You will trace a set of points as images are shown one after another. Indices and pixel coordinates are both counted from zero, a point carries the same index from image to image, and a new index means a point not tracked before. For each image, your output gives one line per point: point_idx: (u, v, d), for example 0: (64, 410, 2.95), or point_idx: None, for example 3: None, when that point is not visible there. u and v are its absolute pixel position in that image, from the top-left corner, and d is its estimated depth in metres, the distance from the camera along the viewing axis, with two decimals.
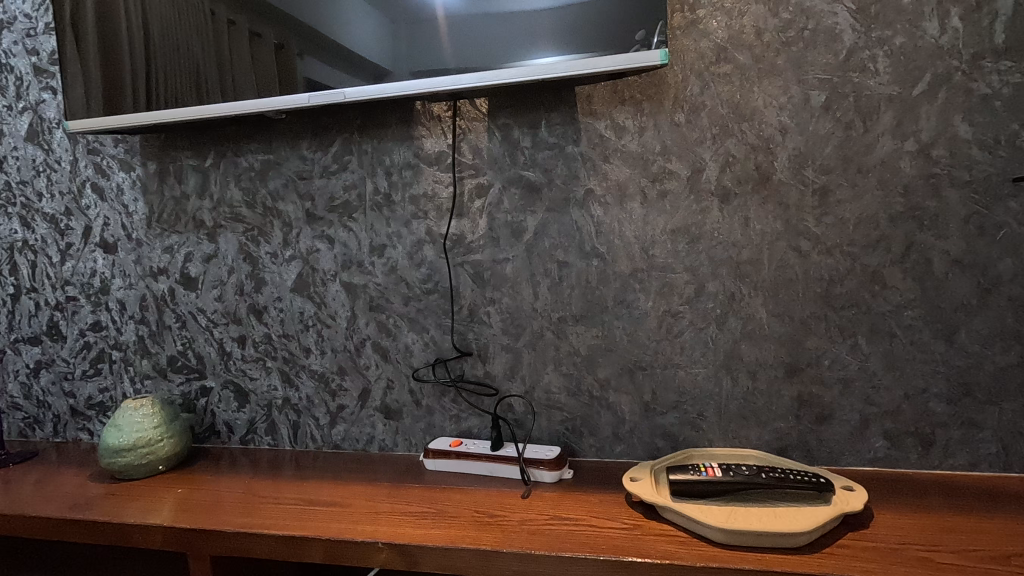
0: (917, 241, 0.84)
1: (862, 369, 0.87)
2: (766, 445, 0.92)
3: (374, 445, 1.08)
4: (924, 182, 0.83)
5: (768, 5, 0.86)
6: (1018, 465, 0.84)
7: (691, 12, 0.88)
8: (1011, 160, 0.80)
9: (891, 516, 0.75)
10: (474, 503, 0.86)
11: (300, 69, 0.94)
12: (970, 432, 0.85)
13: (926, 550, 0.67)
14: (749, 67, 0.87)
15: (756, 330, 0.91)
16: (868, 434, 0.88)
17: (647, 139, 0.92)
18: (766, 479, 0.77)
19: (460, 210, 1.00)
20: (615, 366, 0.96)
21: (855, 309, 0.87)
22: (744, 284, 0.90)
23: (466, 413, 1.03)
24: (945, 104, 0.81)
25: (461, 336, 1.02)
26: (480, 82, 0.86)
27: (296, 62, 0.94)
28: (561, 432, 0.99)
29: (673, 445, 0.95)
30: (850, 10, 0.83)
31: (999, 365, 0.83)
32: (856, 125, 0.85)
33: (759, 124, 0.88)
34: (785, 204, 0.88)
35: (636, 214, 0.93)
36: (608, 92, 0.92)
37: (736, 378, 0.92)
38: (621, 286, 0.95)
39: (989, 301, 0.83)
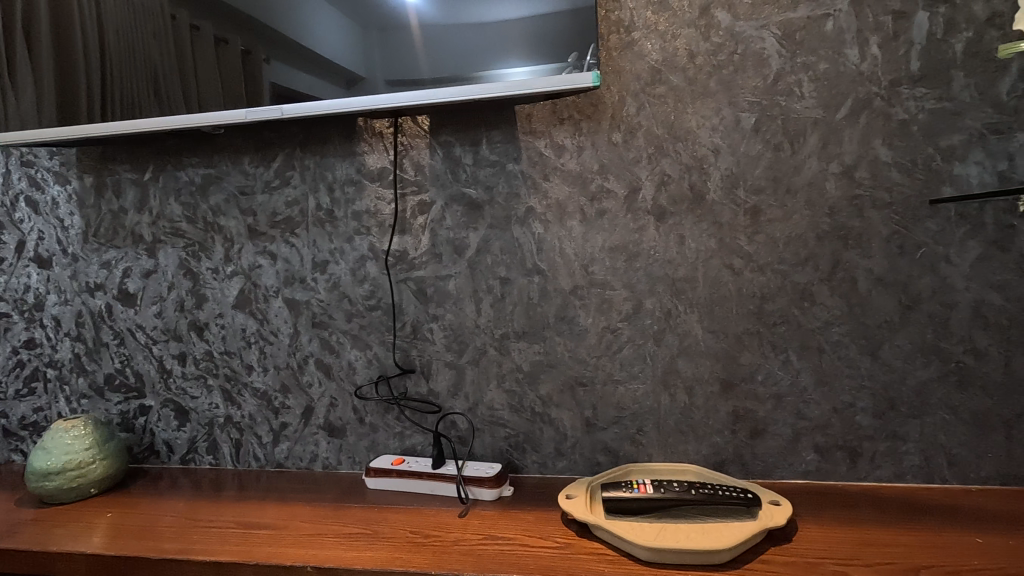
0: (843, 260, 0.87)
1: (794, 384, 0.89)
2: (703, 459, 0.93)
3: (318, 463, 1.07)
4: (848, 203, 0.86)
5: (699, 29, 0.88)
6: (940, 477, 0.87)
7: (626, 35, 0.90)
8: (928, 183, 0.83)
9: (814, 529, 0.76)
10: (410, 523, 0.85)
11: (266, 74, 0.92)
12: (895, 445, 0.87)
13: (842, 564, 0.69)
14: (683, 88, 0.89)
15: (692, 347, 0.92)
16: (800, 448, 0.90)
17: (585, 158, 0.93)
18: (696, 496, 0.78)
19: (403, 226, 1.00)
20: (557, 382, 0.97)
21: (785, 326, 0.89)
22: (679, 301, 0.92)
23: (409, 430, 1.02)
24: (866, 128, 0.85)
25: (404, 353, 1.01)
26: (421, 100, 0.86)
27: (262, 67, 0.92)
28: (504, 448, 0.99)
29: (614, 460, 0.96)
30: (777, 36, 0.86)
31: (921, 380, 0.86)
32: (784, 147, 0.87)
33: (692, 145, 0.89)
34: (718, 223, 0.90)
35: (576, 232, 0.94)
36: (548, 111, 0.93)
37: (674, 394, 0.93)
38: (562, 303, 0.96)
39: (910, 318, 0.86)
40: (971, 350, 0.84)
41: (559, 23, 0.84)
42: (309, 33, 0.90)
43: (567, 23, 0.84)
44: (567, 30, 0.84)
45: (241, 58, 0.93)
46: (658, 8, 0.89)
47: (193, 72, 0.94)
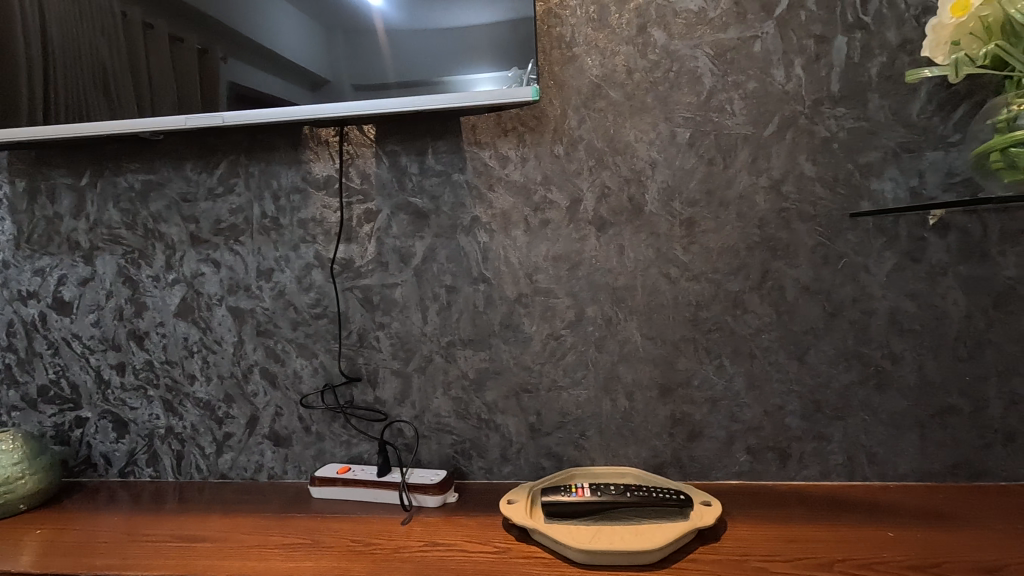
0: (772, 269, 0.91)
1: (728, 388, 0.93)
2: (643, 462, 0.96)
3: (262, 473, 1.05)
4: (776, 216, 0.90)
5: (637, 47, 0.91)
6: (861, 474, 0.92)
7: (567, 51, 0.93)
8: (848, 197, 0.89)
9: (742, 528, 0.80)
10: (352, 532, 0.85)
11: (222, 73, 0.91)
12: (821, 445, 0.92)
13: (763, 560, 0.72)
14: (622, 103, 0.92)
15: (632, 353, 0.95)
16: (733, 450, 0.94)
17: (528, 169, 0.95)
18: (631, 498, 0.81)
19: (349, 235, 1.00)
20: (502, 389, 0.98)
21: (719, 332, 0.93)
22: (620, 308, 0.95)
23: (356, 438, 1.02)
24: (792, 145, 0.89)
25: (350, 362, 1.01)
26: (367, 109, 0.87)
27: (218, 66, 0.91)
28: (451, 455, 1.00)
29: (558, 465, 0.98)
30: (709, 56, 0.90)
31: (844, 383, 0.91)
32: (716, 161, 0.91)
33: (630, 158, 0.93)
34: (655, 234, 0.93)
35: (520, 241, 0.96)
36: (492, 123, 0.95)
37: (616, 399, 0.96)
38: (507, 311, 0.97)
39: (834, 325, 0.90)
40: (888, 354, 0.90)
41: (500, 34, 0.86)
42: (264, 34, 0.90)
43: (507, 35, 0.86)
44: (507, 41, 0.86)
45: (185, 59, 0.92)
46: (597, 25, 0.92)
47: (146, 69, 0.93)
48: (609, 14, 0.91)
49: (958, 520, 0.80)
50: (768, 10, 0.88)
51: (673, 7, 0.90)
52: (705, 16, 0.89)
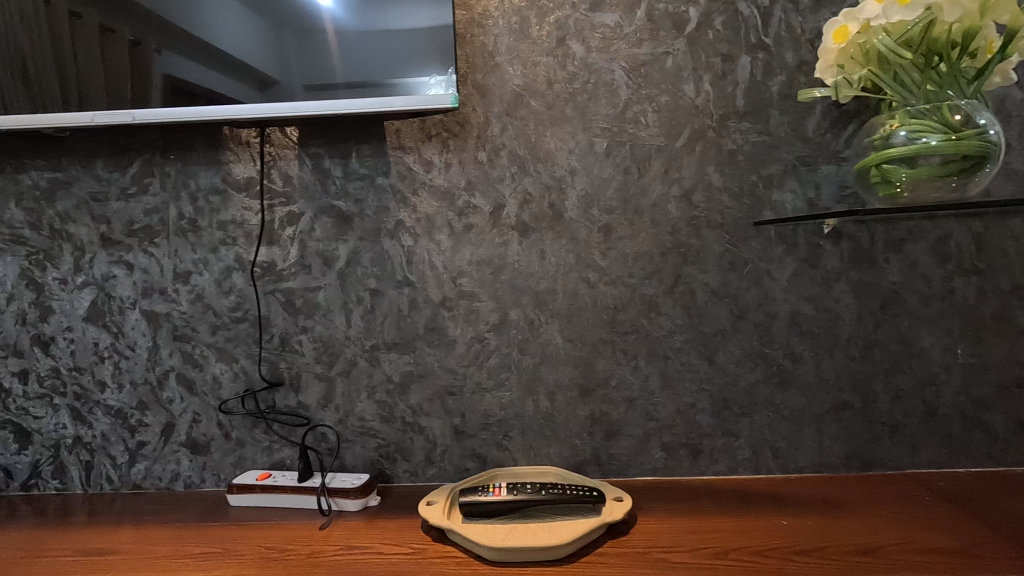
0: (683, 274, 0.96)
1: (643, 388, 0.97)
2: (564, 461, 0.99)
3: (179, 482, 1.02)
4: (687, 223, 0.95)
5: (556, 58, 0.94)
6: (766, 468, 0.97)
7: (490, 60, 0.95)
8: (752, 207, 0.94)
9: (650, 521, 0.84)
10: (267, 539, 0.84)
11: (158, 64, 0.88)
12: (729, 441, 0.97)
13: (665, 551, 0.76)
14: (543, 113, 0.95)
15: (553, 355, 0.98)
16: (649, 447, 0.98)
17: (452, 175, 0.96)
18: (545, 496, 0.83)
19: (271, 238, 0.98)
20: (427, 392, 0.99)
21: (635, 334, 0.97)
22: (542, 312, 0.97)
23: (278, 444, 1.00)
24: (701, 156, 0.94)
25: (272, 366, 1.00)
26: (284, 110, 0.87)
27: (135, 57, 0.88)
28: (375, 458, 1.00)
29: (482, 465, 1.00)
30: (624, 69, 0.94)
31: (750, 382, 0.96)
32: (632, 171, 0.95)
33: (551, 166, 0.96)
34: (575, 239, 0.96)
35: (444, 245, 0.97)
36: (416, 128, 0.96)
37: (538, 400, 0.98)
38: (432, 314, 0.98)
39: (740, 327, 0.96)
40: (789, 354, 0.96)
41: (417, 38, 0.87)
42: (176, 28, 0.88)
43: (423, 40, 0.87)
44: (422, 47, 0.87)
45: (91, 51, 0.88)
46: (518, 36, 0.94)
47: (73, 61, 0.88)
48: (530, 25, 0.94)
49: (845, 507, 0.86)
50: (679, 28, 0.93)
51: (591, 21, 0.94)
52: (621, 31, 0.93)
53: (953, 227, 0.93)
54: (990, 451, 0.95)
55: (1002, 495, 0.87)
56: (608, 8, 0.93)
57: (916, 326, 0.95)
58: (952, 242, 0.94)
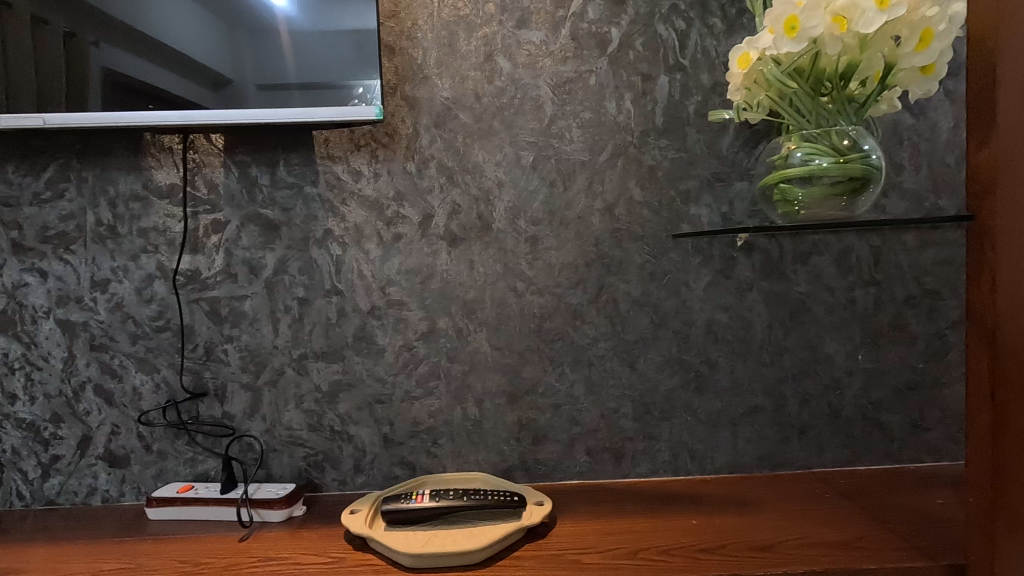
0: (607, 283, 0.99)
1: (569, 394, 1.00)
2: (492, 467, 1.01)
3: (96, 497, 0.99)
4: (610, 235, 0.99)
5: (484, 73, 0.97)
6: (685, 469, 1.02)
7: (419, 73, 0.96)
8: (670, 220, 0.99)
9: (569, 525, 0.86)
10: (184, 552, 0.83)
11: (95, 58, 0.86)
12: (650, 444, 1.01)
13: (579, 553, 0.78)
14: (471, 126, 0.97)
15: (481, 362, 1.00)
16: (574, 452, 1.01)
17: (381, 185, 0.97)
18: (466, 502, 0.84)
19: (195, 246, 0.97)
20: (355, 401, 1.00)
21: (561, 342, 1.00)
22: (470, 320, 0.99)
23: (202, 456, 0.99)
24: (623, 171, 0.98)
25: (196, 376, 0.98)
26: (209, 118, 0.86)
27: (45, 58, 0.85)
28: (303, 468, 1.00)
29: (411, 472, 1.01)
30: (550, 85, 0.97)
31: (669, 387, 1.01)
32: (557, 184, 0.98)
33: (479, 178, 0.98)
34: (503, 249, 0.98)
35: (373, 254, 0.98)
36: (344, 138, 0.97)
37: (466, 407, 1.00)
38: (360, 323, 0.99)
39: (659, 334, 1.00)
40: (706, 361, 1.00)
41: (342, 48, 0.88)
42: (90, 29, 0.85)
43: (348, 50, 0.88)
44: (347, 57, 0.88)
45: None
46: (447, 50, 0.96)
47: None
48: (458, 40, 0.96)
49: (753, 506, 0.91)
50: (602, 48, 0.97)
51: (517, 38, 0.96)
52: (547, 48, 0.96)
53: (854, 241, 1.00)
54: (888, 450, 1.03)
55: (894, 490, 0.94)
56: (533, 26, 0.96)
57: (821, 333, 1.01)
58: (854, 255, 1.00)
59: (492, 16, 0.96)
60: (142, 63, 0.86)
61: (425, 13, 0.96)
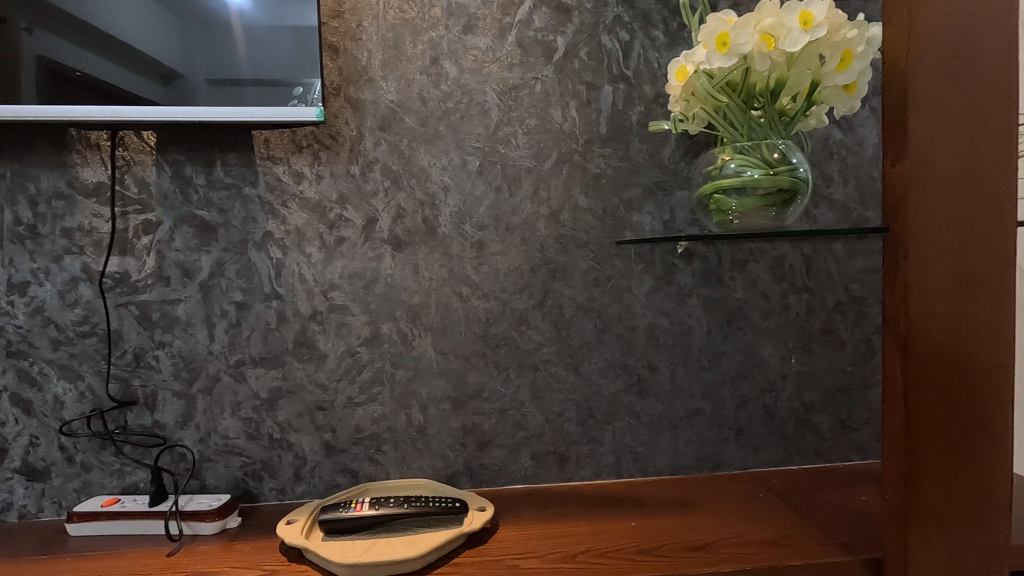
0: (552, 289, 1.00)
1: (514, 399, 1.01)
2: (436, 473, 1.00)
3: (12, 513, 0.93)
4: (555, 241, 1.00)
5: (430, 77, 0.96)
6: (627, 472, 1.04)
7: (363, 74, 0.95)
8: (614, 227, 1.00)
9: (510, 530, 0.87)
10: (105, 569, 0.79)
11: (15, 45, 0.80)
12: (594, 448, 1.02)
13: (518, 558, 0.79)
14: (416, 130, 0.97)
15: (426, 368, 0.99)
16: (519, 456, 1.01)
17: (324, 187, 0.95)
18: (407, 509, 0.83)
19: (124, 247, 0.93)
20: (295, 408, 0.97)
21: (506, 347, 1.00)
22: (415, 325, 0.99)
23: (130, 467, 0.94)
24: (568, 178, 0.99)
25: (124, 384, 0.94)
26: (139, 115, 0.83)
27: None
28: (240, 477, 0.97)
29: (353, 480, 0.99)
30: (496, 91, 0.97)
31: (612, 391, 1.02)
32: (503, 190, 0.98)
33: (424, 182, 0.97)
34: (448, 254, 0.98)
35: (315, 258, 0.96)
36: (285, 138, 0.94)
37: (411, 413, 0.99)
38: (301, 328, 0.97)
39: (603, 339, 1.02)
40: (648, 365, 1.03)
41: (281, 46, 0.86)
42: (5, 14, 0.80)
43: (288, 48, 0.86)
44: (287, 55, 0.86)
45: None
46: (393, 52, 0.95)
47: None
48: (404, 43, 0.96)
49: (691, 507, 0.93)
50: (547, 56, 0.98)
51: (463, 43, 0.96)
52: (493, 54, 0.97)
53: (787, 249, 1.05)
54: (819, 450, 1.07)
55: (822, 488, 0.98)
56: (480, 32, 0.97)
57: (757, 338, 1.05)
58: (787, 262, 1.05)
59: (439, 20, 0.96)
60: (71, 55, 0.82)
61: (370, 14, 0.95)
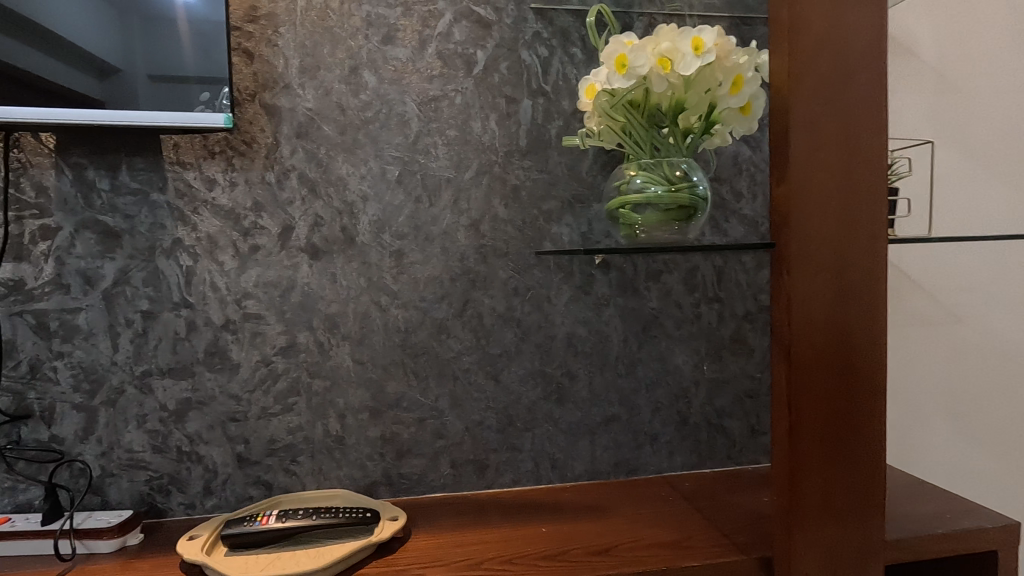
0: (472, 298, 1.01)
1: (433, 408, 1.01)
2: (354, 483, 0.99)
3: None
4: (475, 251, 1.01)
5: (349, 86, 0.96)
6: (546, 478, 1.06)
7: (279, 81, 0.94)
8: (533, 238, 1.02)
9: (421, 538, 0.87)
10: None
11: None
12: (513, 455, 1.04)
13: (424, 567, 0.79)
14: (335, 138, 0.96)
15: (344, 377, 0.98)
16: (439, 464, 1.02)
17: (237, 194, 0.94)
18: (314, 521, 0.83)
19: (19, 253, 0.89)
20: (206, 420, 0.95)
21: (426, 356, 1.01)
22: (332, 335, 0.98)
23: (24, 484, 0.90)
24: (488, 189, 1.01)
25: (18, 397, 0.90)
26: (29, 116, 0.79)
27: None
28: (145, 492, 0.93)
29: (267, 492, 0.97)
30: (416, 103, 0.98)
31: (532, 399, 1.04)
32: (423, 200, 0.99)
33: (343, 191, 0.97)
34: (366, 263, 0.98)
35: (228, 266, 0.94)
36: (196, 144, 0.92)
37: (328, 423, 0.98)
38: (212, 338, 0.94)
39: (523, 348, 1.03)
40: (566, 373, 1.05)
41: (187, 49, 0.84)
42: None
43: (194, 51, 0.84)
44: (193, 59, 0.84)
45: None
46: (311, 60, 0.95)
47: None
48: (322, 51, 0.95)
49: (602, 511, 0.96)
50: (467, 68, 0.99)
51: (383, 53, 0.97)
52: (413, 65, 0.98)
53: (699, 261, 1.09)
54: (730, 453, 1.12)
55: (728, 490, 1.02)
56: (399, 43, 0.97)
57: (671, 346, 1.09)
58: (699, 273, 1.09)
59: (358, 30, 0.96)
60: None
61: (287, 21, 0.94)
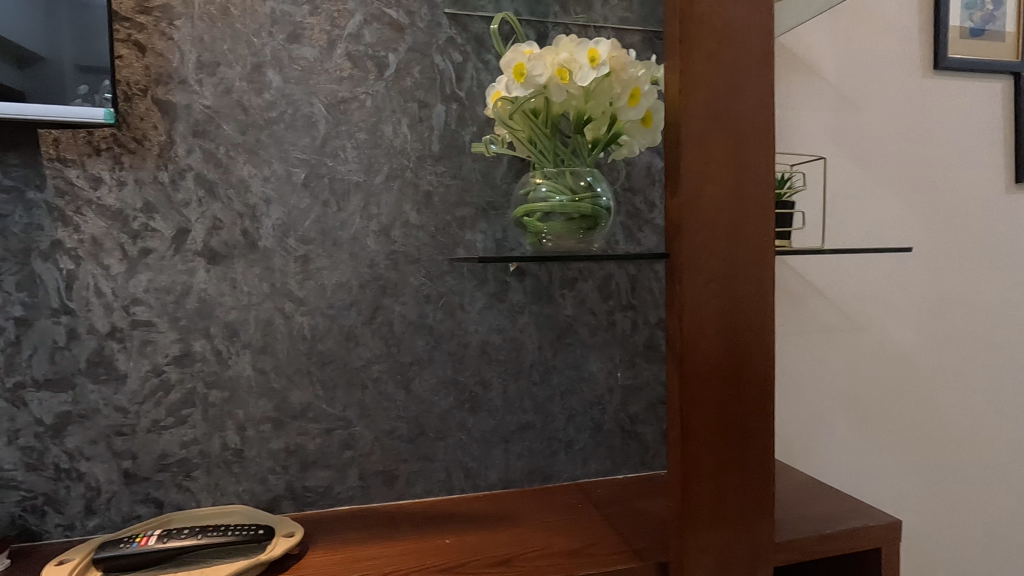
0: (382, 305, 0.99)
1: (340, 418, 0.98)
2: (254, 498, 0.95)
3: None
4: (385, 257, 0.99)
5: (252, 84, 0.93)
6: (459, 487, 1.04)
7: (174, 76, 0.90)
8: (445, 244, 1.01)
9: (319, 554, 0.84)
10: None
11: None
12: (425, 465, 1.02)
13: None
14: (236, 138, 0.92)
15: (244, 388, 0.94)
16: (346, 476, 0.99)
17: (126, 194, 0.88)
18: (198, 539, 0.78)
19: None
20: (88, 435, 0.89)
21: (333, 365, 0.98)
22: (231, 343, 0.93)
23: None
24: (399, 194, 0.99)
25: None
26: None
27: None
28: (17, 514, 0.86)
29: (157, 510, 0.91)
30: (325, 104, 0.95)
31: (444, 408, 1.02)
32: (331, 204, 0.96)
33: (244, 193, 0.93)
34: (270, 268, 0.94)
35: (115, 270, 0.89)
36: (79, 139, 0.87)
37: (226, 436, 0.94)
38: (96, 347, 0.88)
39: (434, 355, 1.02)
40: (480, 381, 1.04)
41: (64, 39, 0.78)
42: None
43: (71, 42, 0.78)
44: (70, 49, 0.79)
45: None
46: (210, 56, 0.91)
47: None
48: (222, 47, 0.91)
49: (510, 520, 0.95)
50: (379, 71, 0.97)
51: (288, 52, 0.94)
52: (321, 65, 0.95)
53: (613, 269, 1.11)
54: (643, 458, 1.13)
55: (638, 496, 1.03)
56: (307, 41, 0.94)
57: (586, 353, 1.09)
58: (613, 281, 1.11)
59: (261, 26, 0.93)
60: None
61: (184, 14, 0.90)
